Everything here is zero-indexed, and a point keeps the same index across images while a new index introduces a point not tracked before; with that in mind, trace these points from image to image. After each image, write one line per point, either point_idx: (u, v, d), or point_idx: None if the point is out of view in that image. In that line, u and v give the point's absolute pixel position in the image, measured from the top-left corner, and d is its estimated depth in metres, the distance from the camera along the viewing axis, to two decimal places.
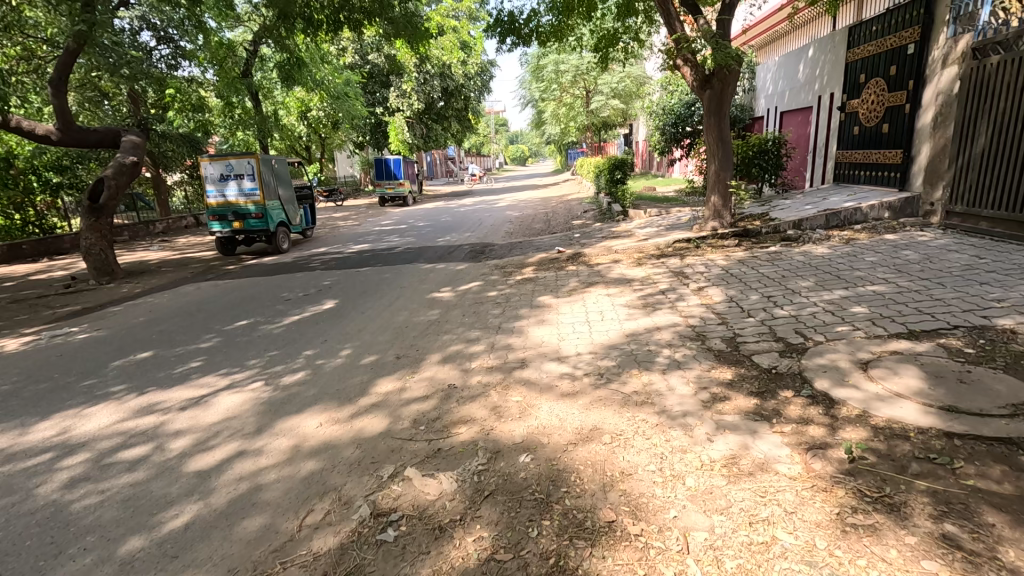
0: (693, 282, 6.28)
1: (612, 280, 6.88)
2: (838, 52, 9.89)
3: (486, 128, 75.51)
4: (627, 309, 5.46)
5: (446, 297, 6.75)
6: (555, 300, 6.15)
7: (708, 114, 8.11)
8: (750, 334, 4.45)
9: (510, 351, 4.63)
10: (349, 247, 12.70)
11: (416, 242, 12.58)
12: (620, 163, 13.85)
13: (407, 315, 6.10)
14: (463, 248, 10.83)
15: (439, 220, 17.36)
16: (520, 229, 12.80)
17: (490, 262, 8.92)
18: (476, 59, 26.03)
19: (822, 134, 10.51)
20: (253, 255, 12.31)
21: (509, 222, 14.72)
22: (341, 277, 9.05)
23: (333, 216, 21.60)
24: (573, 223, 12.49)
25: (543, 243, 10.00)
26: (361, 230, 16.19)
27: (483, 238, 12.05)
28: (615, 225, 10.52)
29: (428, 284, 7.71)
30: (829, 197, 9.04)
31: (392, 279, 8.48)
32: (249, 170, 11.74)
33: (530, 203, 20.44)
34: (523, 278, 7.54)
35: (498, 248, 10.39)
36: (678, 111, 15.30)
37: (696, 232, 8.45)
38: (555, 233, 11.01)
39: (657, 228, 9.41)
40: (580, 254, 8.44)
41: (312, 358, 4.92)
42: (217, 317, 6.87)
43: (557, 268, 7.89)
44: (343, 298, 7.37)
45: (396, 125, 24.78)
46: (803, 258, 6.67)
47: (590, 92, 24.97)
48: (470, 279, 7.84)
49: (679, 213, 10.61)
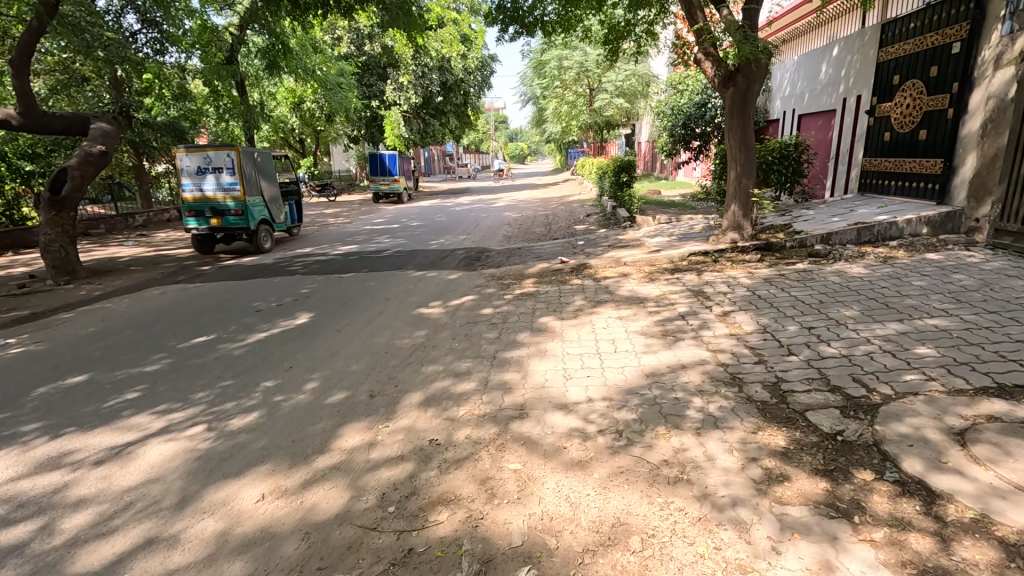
0: (715, 305, 5.54)
1: (623, 298, 6.12)
2: (868, 51, 9.15)
3: (485, 124, 74.55)
4: (643, 339, 4.69)
5: (435, 314, 5.97)
6: (559, 322, 5.38)
7: (730, 113, 7.32)
8: (797, 380, 3.69)
9: (506, 392, 3.86)
10: (336, 248, 11.89)
11: (407, 244, 11.80)
12: (625, 165, 13.08)
13: (389, 335, 5.31)
14: (457, 253, 10.06)
15: (434, 219, 16.58)
16: (519, 233, 12.03)
17: (486, 271, 8.16)
18: (476, 53, 25.17)
19: (846, 139, 9.76)
20: (233, 255, 11.49)
21: (507, 224, 13.95)
22: (322, 284, 8.25)
23: (324, 212, 20.77)
24: (575, 228, 11.73)
25: (545, 250, 9.23)
26: (351, 229, 15.37)
27: (479, 241, 11.28)
28: (622, 232, 9.77)
29: (416, 296, 6.93)
30: (857, 208, 8.29)
31: (377, 287, 7.69)
32: (228, 163, 10.90)
33: (529, 203, 19.67)
34: (522, 292, 6.76)
35: (495, 254, 9.61)
36: (687, 111, 14.53)
37: (712, 244, 7.68)
38: (556, 239, 10.25)
39: (668, 237, 8.65)
40: (586, 266, 7.67)
41: (269, 392, 4.12)
42: (175, 329, 6.06)
43: (560, 281, 7.12)
44: (320, 310, 6.58)
45: (392, 119, 23.93)
46: (838, 278, 5.93)
47: (593, 90, 24.18)
48: (464, 291, 7.06)
49: (690, 221, 9.85)
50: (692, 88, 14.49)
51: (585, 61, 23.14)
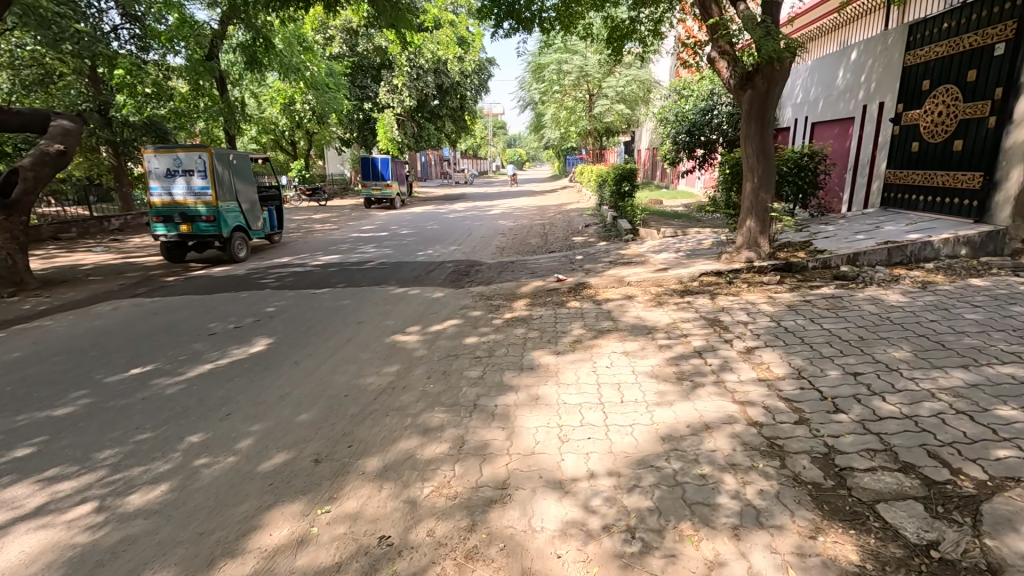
0: (736, 339, 4.76)
1: (628, 326, 5.35)
2: (891, 55, 8.46)
3: (483, 130, 73.94)
4: (654, 385, 3.90)
5: (412, 343, 5.17)
6: (554, 357, 4.59)
7: (747, 120, 6.56)
8: (856, 451, 2.91)
9: (484, 460, 3.06)
10: (316, 258, 11.08)
11: (393, 254, 11.00)
12: (627, 173, 12.34)
13: (352, 372, 4.51)
14: (445, 266, 9.25)
15: (425, 227, 15.77)
16: (513, 244, 11.28)
17: (474, 288, 7.36)
18: (473, 56, 24.44)
19: (867, 150, 9.05)
20: (205, 264, 10.68)
21: (501, 234, 13.18)
22: (293, 301, 7.44)
23: (311, 217, 19.95)
24: (573, 240, 10.95)
25: (540, 265, 8.48)
26: (336, 236, 14.55)
27: (471, 253, 10.52)
28: (624, 246, 9.03)
29: (393, 318, 6.13)
30: (884, 225, 7.55)
31: (352, 306, 6.89)
32: (199, 165, 10.10)
33: (525, 211, 18.92)
34: (513, 316, 5.97)
35: (486, 268, 8.82)
36: (692, 117, 13.84)
37: (725, 262, 6.92)
38: (552, 253, 9.50)
39: (675, 253, 7.91)
40: (585, 285, 6.88)
41: (192, 453, 3.30)
42: (110, 357, 5.22)
43: (557, 303, 6.34)
44: (282, 334, 5.76)
45: (385, 123, 23.16)
46: (874, 308, 5.18)
47: (593, 95, 23.51)
48: (448, 313, 6.27)
49: (698, 236, 9.09)
50: (698, 93, 13.81)
51: (585, 66, 22.45)
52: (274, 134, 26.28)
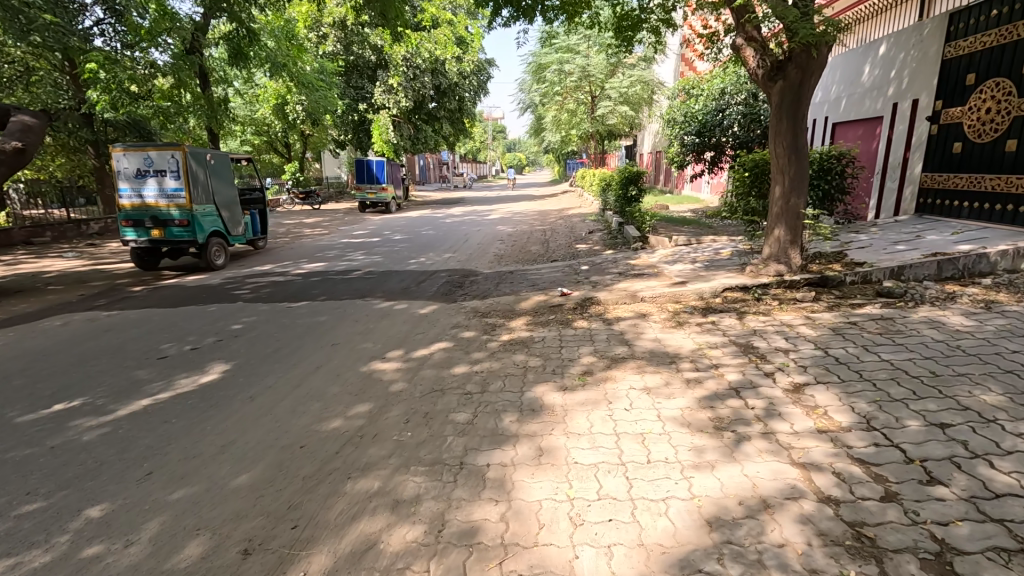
0: (777, 371, 3.98)
1: (646, 353, 4.57)
2: (927, 48, 7.72)
3: (483, 134, 73.29)
4: (687, 437, 3.11)
5: (391, 373, 4.38)
6: (561, 395, 3.80)
7: (777, 115, 5.79)
8: (981, 551, 2.12)
9: (471, 556, 2.26)
10: (301, 265, 10.31)
11: (383, 262, 10.22)
12: (634, 176, 11.60)
13: (314, 413, 3.70)
14: (437, 276, 8.47)
15: (420, 232, 15.02)
16: (512, 251, 10.53)
17: (468, 303, 6.58)
18: (473, 56, 23.74)
19: (898, 151, 8.30)
20: (179, 272, 9.89)
21: (499, 240, 12.42)
22: (266, 315, 6.64)
23: (303, 222, 19.18)
24: (575, 248, 10.18)
25: (541, 276, 7.72)
26: (325, 242, 13.78)
27: (467, 261, 9.78)
28: (632, 255, 8.27)
29: (373, 338, 5.34)
30: (925, 233, 6.79)
31: (329, 323, 6.10)
32: (172, 165, 9.34)
33: (524, 216, 18.20)
34: (510, 338, 5.17)
35: (481, 279, 8.04)
36: (702, 118, 13.10)
37: (750, 276, 6.14)
38: (554, 262, 8.75)
39: (691, 265, 7.15)
40: (592, 301, 6.10)
41: (83, 538, 2.48)
42: (34, 388, 4.41)
43: (562, 322, 5.57)
44: (242, 358, 4.96)
45: (380, 124, 22.43)
46: (937, 333, 4.41)
47: (595, 97, 22.84)
48: (436, 332, 5.49)
49: (714, 245, 8.34)
50: (707, 93, 13.12)
51: (587, 66, 21.71)
52: (266, 135, 25.56)
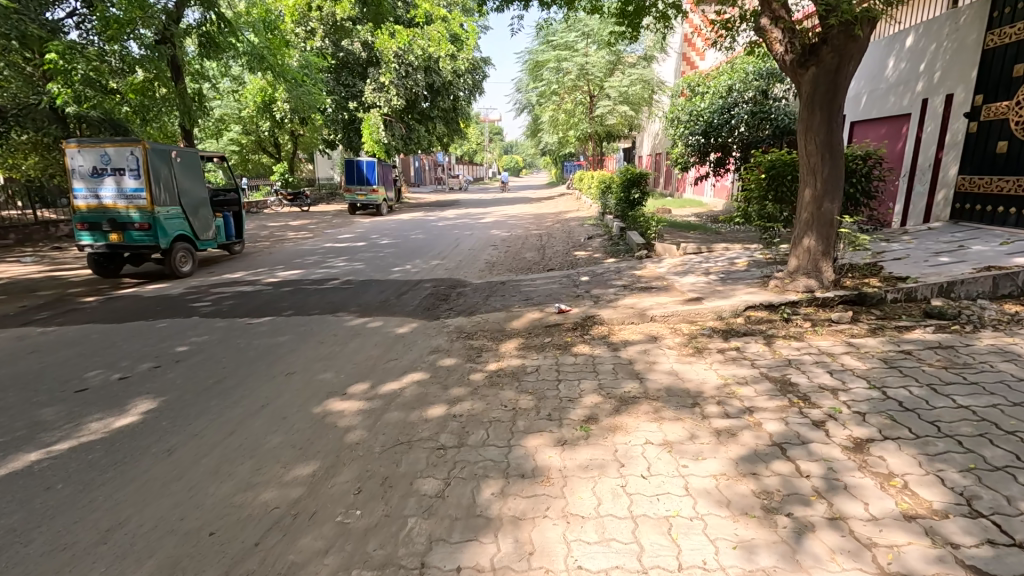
0: (828, 420, 3.18)
1: (662, 390, 3.77)
2: (964, 36, 6.99)
3: (479, 136, 72.62)
4: (730, 527, 2.30)
5: (349, 417, 3.55)
6: (558, 453, 2.99)
7: (809, 106, 5.00)
8: None
9: None
10: (275, 272, 9.48)
11: (364, 269, 9.41)
12: (637, 178, 10.84)
13: (242, 477, 2.88)
14: (421, 287, 7.67)
15: (409, 237, 14.22)
16: (505, 259, 9.74)
17: (452, 321, 5.76)
18: (468, 54, 22.96)
19: (929, 152, 7.57)
20: (141, 280, 9.05)
21: (493, 246, 11.63)
22: (222, 332, 5.81)
23: (288, 225, 18.37)
24: (574, 255, 9.40)
25: (536, 288, 6.92)
26: (307, 247, 12.96)
27: (455, 269, 8.99)
28: (637, 265, 7.49)
29: (336, 366, 4.51)
30: (968, 243, 6.03)
31: (290, 344, 5.27)
32: (131, 163, 8.49)
33: (520, 220, 17.41)
34: (499, 367, 4.36)
35: (469, 291, 7.22)
36: (708, 117, 12.27)
37: (774, 292, 5.37)
38: (551, 272, 7.97)
39: (705, 277, 6.37)
40: (594, 320, 5.29)
41: None
42: None
43: (560, 347, 4.76)
44: (177, 392, 4.12)
45: (370, 123, 21.61)
46: (1016, 368, 3.63)
47: (594, 96, 22.17)
48: (412, 358, 4.66)
49: (728, 254, 7.57)
50: (714, 91, 12.37)
51: (585, 64, 20.97)
52: (254, 134, 24.75)
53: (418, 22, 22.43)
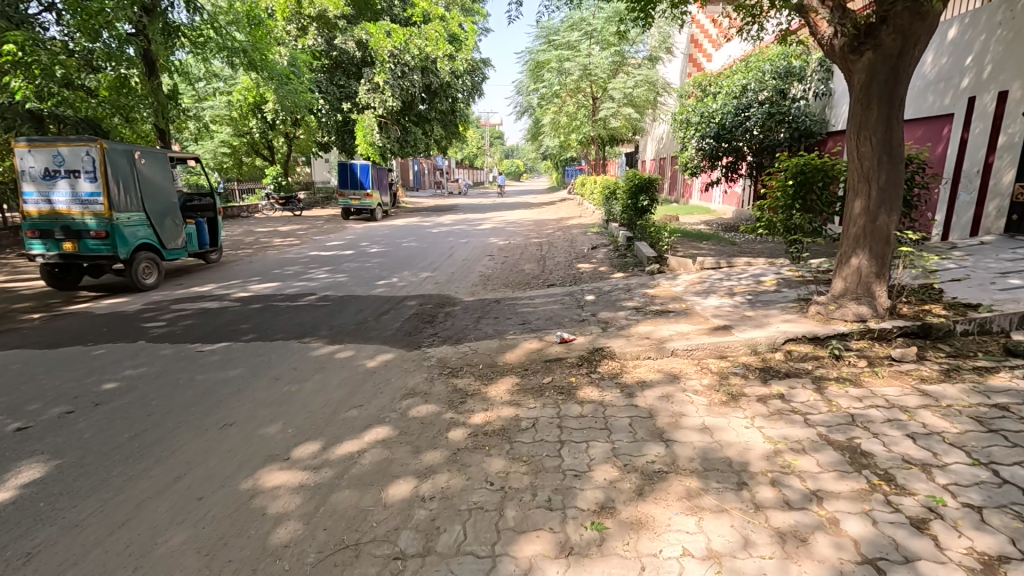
0: (932, 518, 2.32)
1: (696, 460, 2.89)
2: (1020, 24, 6.16)
3: (479, 140, 71.92)
4: None
5: (284, 499, 2.68)
6: (563, 572, 2.12)
7: (863, 98, 4.16)
8: None
9: None
10: (248, 284, 8.63)
11: (347, 282, 8.56)
12: (645, 184, 9.99)
13: None
14: (405, 305, 6.82)
15: (401, 244, 13.38)
16: (502, 271, 8.90)
17: (435, 352, 4.89)
18: (467, 54, 22.16)
19: (977, 157, 6.75)
20: (100, 293, 8.19)
21: (489, 256, 10.79)
22: (165, 362, 4.93)
23: (277, 230, 17.55)
24: (577, 268, 8.56)
25: (535, 309, 6.06)
26: (290, 255, 12.11)
27: (446, 283, 8.14)
28: (649, 282, 6.64)
29: (285, 415, 3.65)
30: None
31: (238, 380, 4.39)
32: (86, 165, 7.69)
33: (519, 226, 16.56)
34: (486, 420, 3.49)
35: (459, 311, 6.36)
36: (722, 119, 11.43)
37: (818, 320, 4.52)
38: (552, 288, 7.11)
39: (729, 299, 5.51)
40: (603, 354, 4.42)
41: None
42: None
43: (562, 390, 3.88)
44: (77, 452, 3.24)
45: (364, 125, 20.79)
46: None
47: (597, 99, 21.46)
48: (381, 405, 3.78)
49: (752, 270, 6.72)
50: (726, 91, 11.54)
51: (589, 64, 20.15)
52: (246, 135, 23.97)
53: (416, 21, 21.82)
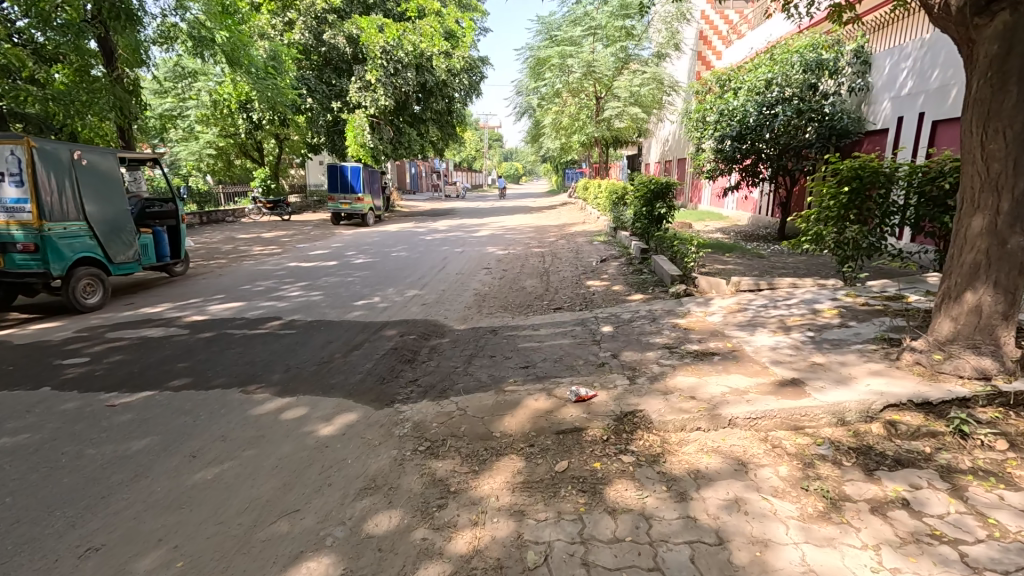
0: None
1: None
2: None
3: (477, 143, 70.98)
4: None
5: None
6: None
7: (992, 79, 3.08)
8: None
9: None
10: (208, 305, 7.49)
11: (321, 303, 7.41)
12: (661, 190, 8.86)
13: None
14: (384, 336, 5.68)
15: (390, 254, 12.24)
16: (501, 289, 7.77)
17: (411, 411, 3.74)
18: (463, 52, 21.24)
19: None
20: (33, 316, 7.04)
21: (485, 268, 9.69)
22: (59, 423, 3.77)
23: (260, 237, 16.42)
24: (586, 286, 7.45)
25: (540, 346, 4.91)
26: (267, 267, 10.96)
27: (436, 305, 7.03)
28: (678, 309, 5.50)
29: (180, 534, 2.49)
30: None
31: (140, 458, 3.22)
32: (11, 166, 6.56)
33: (520, 233, 15.42)
34: (474, 545, 2.36)
35: (447, 346, 5.21)
36: (745, 115, 10.21)
37: (922, 376, 3.38)
38: (559, 314, 5.98)
39: (787, 337, 4.38)
40: (636, 423, 3.29)
41: None
42: None
43: (585, 487, 2.74)
44: None
45: (354, 124, 19.56)
46: None
47: (602, 98, 20.37)
48: (325, 511, 2.64)
49: (800, 294, 5.58)
50: (749, 85, 10.35)
51: (592, 60, 19.06)
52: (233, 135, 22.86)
53: (409, 16, 20.81)
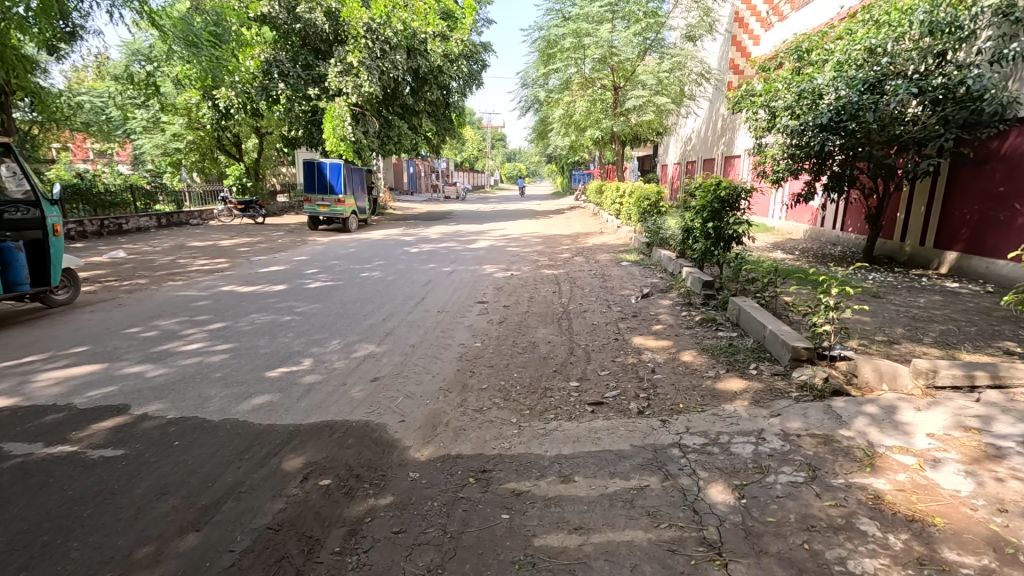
0: None
1: None
2: None
3: (479, 140, 68.10)
4: None
5: None
6: None
7: None
8: None
9: None
10: (41, 370, 4.79)
11: (216, 370, 4.70)
12: (733, 198, 6.20)
13: None
14: (273, 477, 2.94)
15: (360, 274, 9.53)
16: (503, 348, 5.05)
17: None
18: (461, 34, 18.66)
19: None
20: None
21: (479, 303, 6.96)
22: None
23: (215, 245, 13.73)
24: (635, 349, 4.73)
25: (586, 555, 2.17)
26: (191, 293, 8.24)
27: (393, 382, 4.30)
28: (849, 444, 2.76)
29: None
30: None
31: None
32: None
33: (526, 245, 12.72)
34: None
35: (383, 524, 2.49)
36: (842, 97, 7.35)
37: None
38: (604, 427, 3.26)
39: None
40: None
41: None
42: None
43: None
44: None
45: (333, 114, 16.65)
46: None
47: (621, 87, 17.67)
48: None
49: None
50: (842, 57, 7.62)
51: (612, 42, 16.27)
52: (202, 126, 20.24)
53: None
